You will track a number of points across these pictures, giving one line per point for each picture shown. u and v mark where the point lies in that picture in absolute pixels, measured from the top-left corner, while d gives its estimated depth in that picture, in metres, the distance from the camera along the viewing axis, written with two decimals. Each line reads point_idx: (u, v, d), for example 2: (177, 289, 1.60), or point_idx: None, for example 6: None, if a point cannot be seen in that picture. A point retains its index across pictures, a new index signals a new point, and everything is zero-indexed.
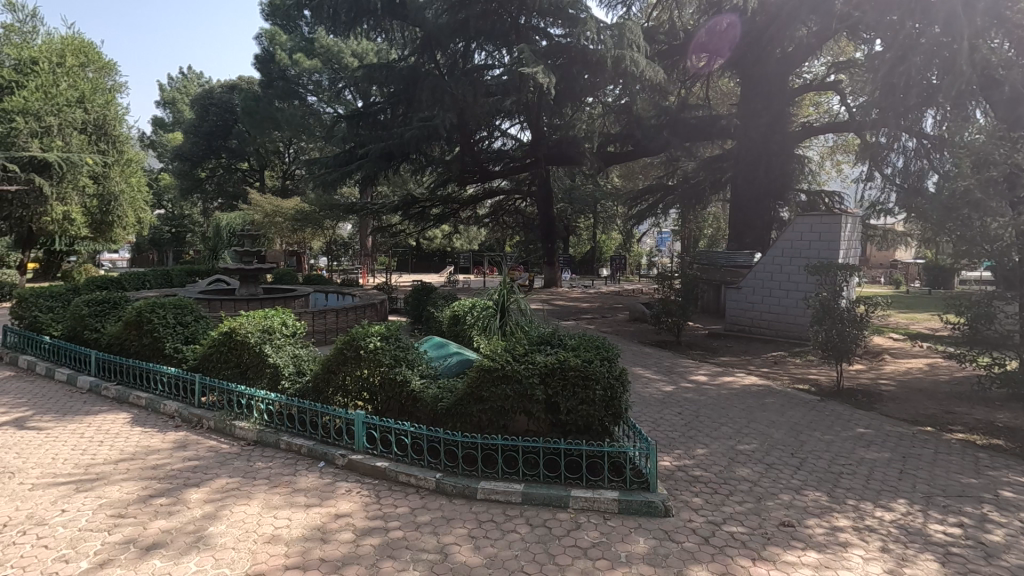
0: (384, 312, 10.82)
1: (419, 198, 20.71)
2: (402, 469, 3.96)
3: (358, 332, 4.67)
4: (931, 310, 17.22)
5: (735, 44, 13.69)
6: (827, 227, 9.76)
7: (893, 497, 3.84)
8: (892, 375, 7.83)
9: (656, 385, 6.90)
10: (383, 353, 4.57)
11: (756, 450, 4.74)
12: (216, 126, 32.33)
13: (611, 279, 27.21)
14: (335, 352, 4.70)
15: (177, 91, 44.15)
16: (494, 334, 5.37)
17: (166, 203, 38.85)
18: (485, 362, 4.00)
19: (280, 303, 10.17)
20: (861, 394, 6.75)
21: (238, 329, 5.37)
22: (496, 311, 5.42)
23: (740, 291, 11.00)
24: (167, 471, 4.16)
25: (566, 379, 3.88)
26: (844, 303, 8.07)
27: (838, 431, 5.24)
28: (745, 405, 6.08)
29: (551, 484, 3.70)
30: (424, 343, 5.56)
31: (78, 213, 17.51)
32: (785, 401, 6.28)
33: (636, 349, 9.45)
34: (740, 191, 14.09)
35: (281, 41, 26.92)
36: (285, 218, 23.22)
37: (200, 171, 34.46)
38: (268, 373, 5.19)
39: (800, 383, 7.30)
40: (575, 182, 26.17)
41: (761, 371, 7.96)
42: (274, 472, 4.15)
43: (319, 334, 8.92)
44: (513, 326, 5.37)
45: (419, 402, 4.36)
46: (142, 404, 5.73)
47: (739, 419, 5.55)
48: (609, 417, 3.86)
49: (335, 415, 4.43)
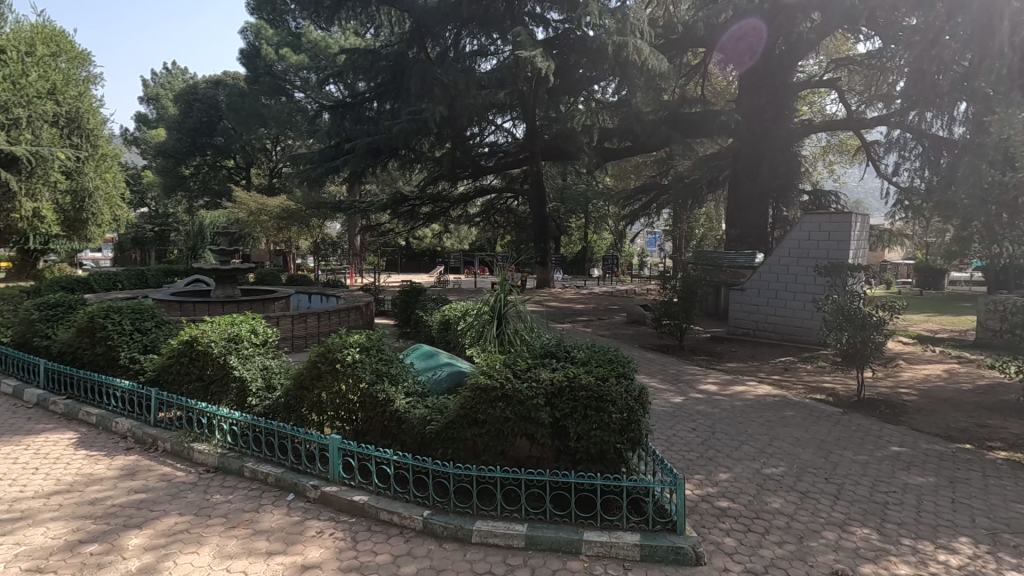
0: (370, 315, 10.22)
1: (408, 197, 20.25)
2: (384, 505, 3.37)
3: (334, 342, 4.08)
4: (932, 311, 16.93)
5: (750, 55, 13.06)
6: (837, 225, 9.28)
7: (954, 536, 3.33)
8: (911, 383, 7.37)
9: (664, 396, 6.35)
10: (363, 367, 3.96)
11: (786, 474, 4.21)
12: (200, 122, 31.62)
13: (604, 279, 26.82)
14: (309, 365, 4.12)
15: (160, 86, 43.00)
16: (490, 344, 4.81)
17: (151, 201, 38.03)
18: (481, 380, 3.45)
19: (259, 306, 9.55)
20: (884, 405, 6.25)
21: (201, 338, 4.75)
22: (493, 318, 4.83)
23: (744, 292, 10.54)
24: (105, 509, 3.53)
25: (576, 400, 3.32)
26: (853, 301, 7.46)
27: (871, 449, 4.73)
28: (763, 419, 5.56)
29: (560, 525, 3.12)
30: (410, 353, 4.97)
31: (49, 210, 16.73)
32: (805, 413, 5.78)
33: (637, 355, 8.91)
34: (741, 189, 13.63)
35: (267, 36, 26.64)
36: (270, 216, 22.50)
37: (183, 168, 33.60)
38: (233, 388, 4.57)
39: (816, 393, 6.79)
40: (567, 180, 25.78)
41: (773, 379, 7.48)
42: (234, 507, 3.54)
43: (297, 339, 8.36)
44: (512, 336, 4.81)
45: (403, 424, 3.77)
46: (92, 422, 5.09)
47: (760, 436, 5.02)
48: (626, 443, 3.30)
49: (308, 439, 3.83)
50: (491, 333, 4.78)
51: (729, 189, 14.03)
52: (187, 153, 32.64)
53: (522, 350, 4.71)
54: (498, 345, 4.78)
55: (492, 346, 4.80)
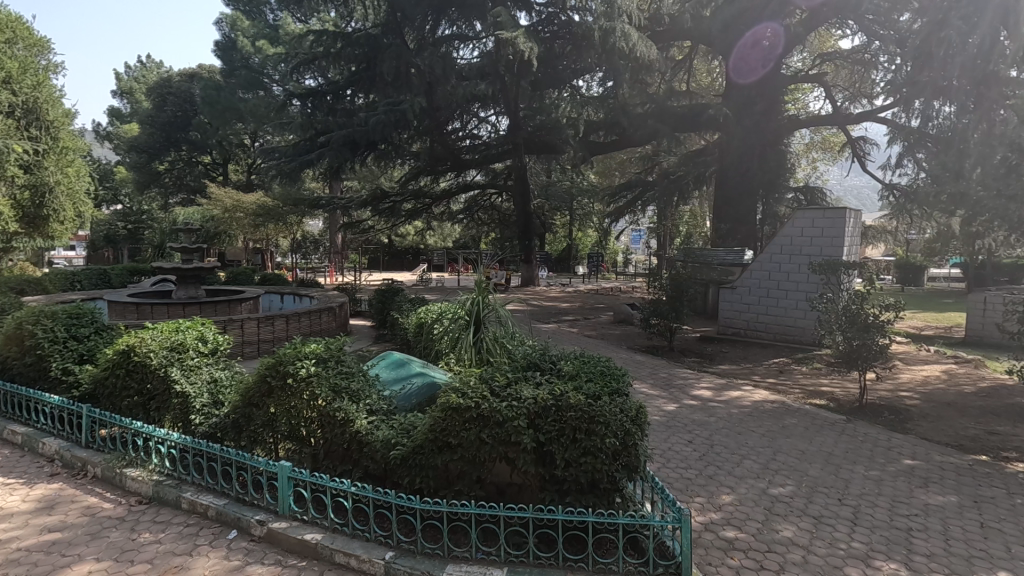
0: (345, 317, 9.67)
1: (389, 193, 19.76)
2: (339, 546, 2.87)
3: (286, 353, 3.57)
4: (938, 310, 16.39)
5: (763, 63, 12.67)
6: (831, 221, 8.97)
7: (991, 571, 2.93)
8: (911, 386, 7.06)
9: (655, 403, 5.92)
10: (318, 383, 3.44)
11: (794, 494, 3.81)
12: (175, 116, 30.70)
13: (589, 276, 26.52)
14: (257, 380, 3.60)
15: (134, 80, 41.60)
16: (468, 353, 4.30)
17: (124, 198, 36.86)
18: (453, 398, 2.97)
19: (224, 306, 8.96)
20: (887, 412, 5.91)
21: (139, 348, 4.19)
22: (470, 324, 4.33)
23: (735, 291, 10.19)
24: (5, 554, 2.98)
25: (564, 422, 2.85)
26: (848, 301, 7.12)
27: (882, 463, 4.35)
28: (764, 429, 5.17)
29: (545, 571, 2.65)
30: (378, 362, 4.49)
31: (5, 206, 15.78)
32: (807, 422, 5.41)
33: (626, 357, 8.52)
34: (730, 184, 13.28)
35: (243, 27, 25.93)
36: (246, 213, 21.72)
37: (157, 163, 32.56)
38: (174, 405, 4.02)
39: (814, 398, 6.45)
40: (551, 177, 25.43)
41: (769, 383, 7.11)
42: (164, 549, 3.02)
43: (263, 343, 7.81)
44: (491, 344, 4.31)
45: (365, 447, 3.28)
46: (18, 442, 4.51)
47: (761, 449, 4.62)
48: (621, 470, 2.84)
49: (253, 466, 3.31)
50: (468, 341, 4.28)
51: (717, 184, 13.68)
52: (160, 148, 31.55)
53: (503, 360, 4.22)
54: (477, 354, 4.28)
55: (470, 355, 4.28)
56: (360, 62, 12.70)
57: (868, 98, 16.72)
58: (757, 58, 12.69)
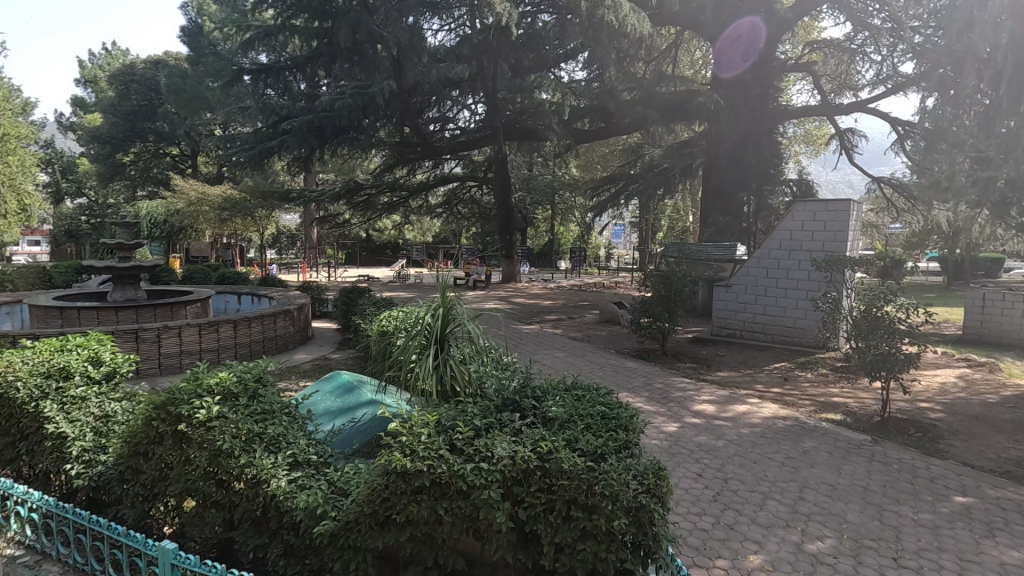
0: (304, 320, 8.71)
1: (363, 184, 18.74)
2: None
3: (182, 387, 2.66)
4: (952, 305, 15.56)
5: (746, 59, 11.98)
6: (834, 214, 8.28)
7: None
8: (930, 394, 6.40)
9: (654, 423, 5.13)
10: (221, 429, 2.53)
11: (837, 552, 3.06)
12: (139, 105, 29.18)
13: (572, 272, 25.78)
14: (144, 422, 2.70)
15: (99, 67, 39.56)
16: (429, 379, 3.06)
17: (88, 191, 35.07)
18: (399, 457, 2.11)
19: (165, 309, 7.95)
20: (913, 428, 5.22)
21: (3, 375, 3.24)
22: (431, 340, 3.05)
23: (729, 289, 9.47)
24: None
25: (552, 489, 2.04)
26: (857, 301, 6.32)
27: (931, 503, 3.63)
28: (782, 455, 4.43)
29: None
30: (325, 386, 3.76)
31: None
32: (829, 445, 4.69)
33: (617, 363, 7.75)
34: (722, 174, 12.60)
35: (211, 13, 24.72)
36: (210, 206, 20.44)
37: (121, 155, 30.95)
38: (47, 450, 3.09)
39: (827, 412, 5.74)
40: (533, 171, 24.63)
41: (775, 394, 6.40)
42: None
43: (204, 353, 6.82)
44: (457, 366, 3.08)
45: (284, 516, 2.42)
46: None
47: (784, 485, 3.87)
48: (634, 560, 2.01)
49: (127, 547, 2.42)
50: (429, 362, 3.02)
51: (707, 174, 13.04)
52: (123, 139, 29.93)
53: (479, 392, 3.02)
54: (439, 380, 3.07)
55: (430, 385, 3.04)
56: (320, 36, 11.19)
57: (854, 89, 16.24)
58: (742, 53, 11.99)
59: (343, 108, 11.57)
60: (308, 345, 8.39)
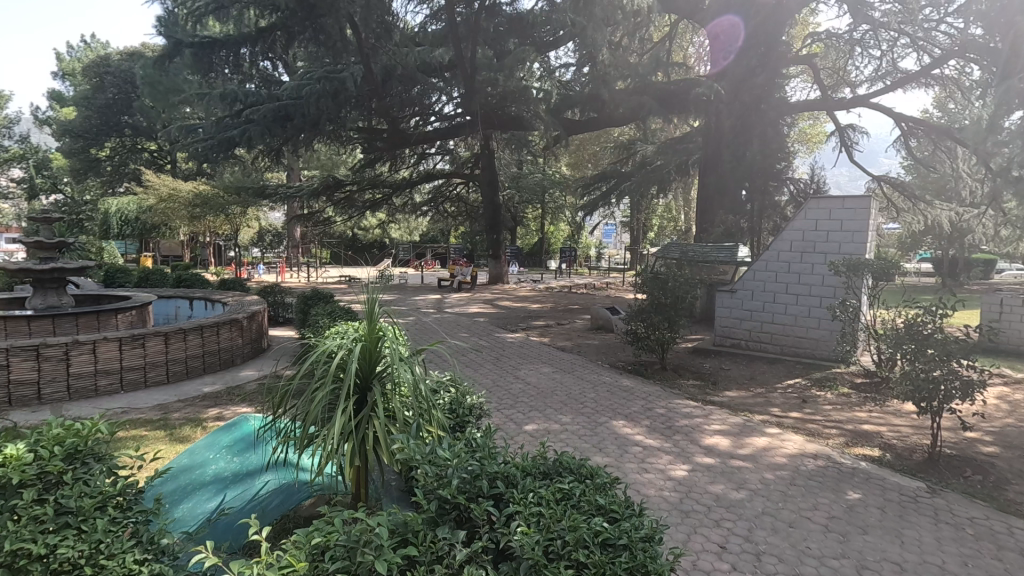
0: (256, 330, 7.64)
1: (343, 180, 17.66)
2: None
3: None
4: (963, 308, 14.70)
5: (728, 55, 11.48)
6: (851, 212, 7.42)
7: None
8: (974, 420, 5.51)
9: (659, 465, 4.18)
10: None
11: None
12: (114, 98, 27.83)
13: (562, 272, 24.83)
14: None
15: (76, 60, 37.99)
16: (344, 444, 2.04)
17: (63, 187, 33.50)
18: None
19: (88, 319, 6.83)
20: (970, 470, 4.32)
21: None
22: (345, 392, 1.98)
23: (734, 294, 8.56)
24: None
25: None
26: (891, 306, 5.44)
27: None
28: (827, 514, 3.49)
29: None
30: (223, 440, 2.83)
31: None
32: (877, 495, 3.77)
33: (611, 380, 6.79)
34: (721, 172, 11.77)
35: None
36: (179, 202, 19.15)
37: (95, 150, 29.46)
38: None
39: (861, 446, 4.82)
40: (522, 169, 23.66)
41: (796, 421, 5.46)
42: None
43: (122, 372, 5.76)
44: (383, 427, 2.04)
45: None
46: None
47: (838, 565, 2.93)
48: None
49: None
50: (339, 422, 1.96)
51: (704, 171, 12.23)
52: (97, 134, 28.51)
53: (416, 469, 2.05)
54: (358, 447, 2.07)
55: (342, 455, 2.01)
56: (277, 12, 10.25)
57: (850, 85, 15.48)
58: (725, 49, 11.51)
59: (311, 94, 10.54)
60: (259, 359, 7.34)
